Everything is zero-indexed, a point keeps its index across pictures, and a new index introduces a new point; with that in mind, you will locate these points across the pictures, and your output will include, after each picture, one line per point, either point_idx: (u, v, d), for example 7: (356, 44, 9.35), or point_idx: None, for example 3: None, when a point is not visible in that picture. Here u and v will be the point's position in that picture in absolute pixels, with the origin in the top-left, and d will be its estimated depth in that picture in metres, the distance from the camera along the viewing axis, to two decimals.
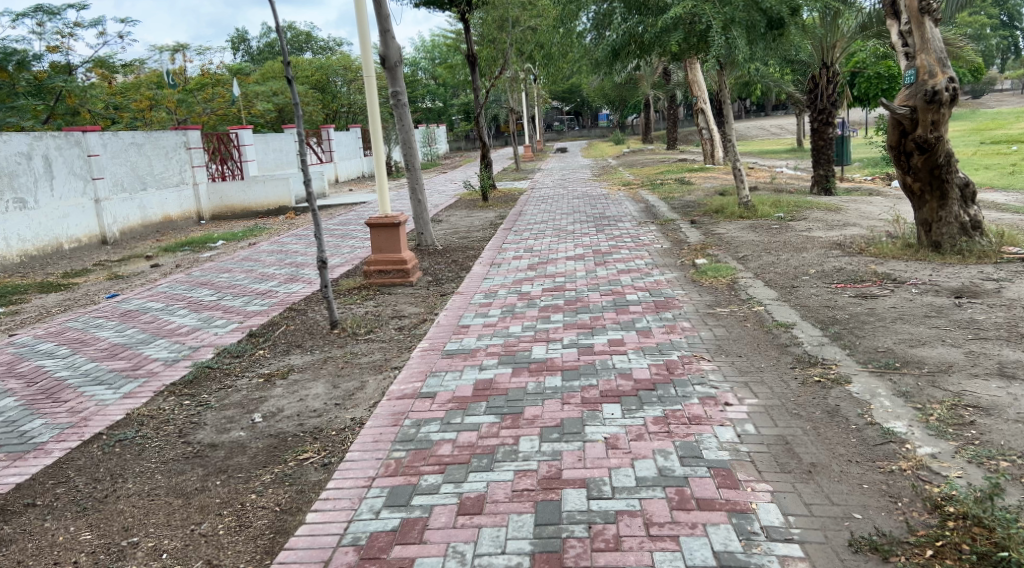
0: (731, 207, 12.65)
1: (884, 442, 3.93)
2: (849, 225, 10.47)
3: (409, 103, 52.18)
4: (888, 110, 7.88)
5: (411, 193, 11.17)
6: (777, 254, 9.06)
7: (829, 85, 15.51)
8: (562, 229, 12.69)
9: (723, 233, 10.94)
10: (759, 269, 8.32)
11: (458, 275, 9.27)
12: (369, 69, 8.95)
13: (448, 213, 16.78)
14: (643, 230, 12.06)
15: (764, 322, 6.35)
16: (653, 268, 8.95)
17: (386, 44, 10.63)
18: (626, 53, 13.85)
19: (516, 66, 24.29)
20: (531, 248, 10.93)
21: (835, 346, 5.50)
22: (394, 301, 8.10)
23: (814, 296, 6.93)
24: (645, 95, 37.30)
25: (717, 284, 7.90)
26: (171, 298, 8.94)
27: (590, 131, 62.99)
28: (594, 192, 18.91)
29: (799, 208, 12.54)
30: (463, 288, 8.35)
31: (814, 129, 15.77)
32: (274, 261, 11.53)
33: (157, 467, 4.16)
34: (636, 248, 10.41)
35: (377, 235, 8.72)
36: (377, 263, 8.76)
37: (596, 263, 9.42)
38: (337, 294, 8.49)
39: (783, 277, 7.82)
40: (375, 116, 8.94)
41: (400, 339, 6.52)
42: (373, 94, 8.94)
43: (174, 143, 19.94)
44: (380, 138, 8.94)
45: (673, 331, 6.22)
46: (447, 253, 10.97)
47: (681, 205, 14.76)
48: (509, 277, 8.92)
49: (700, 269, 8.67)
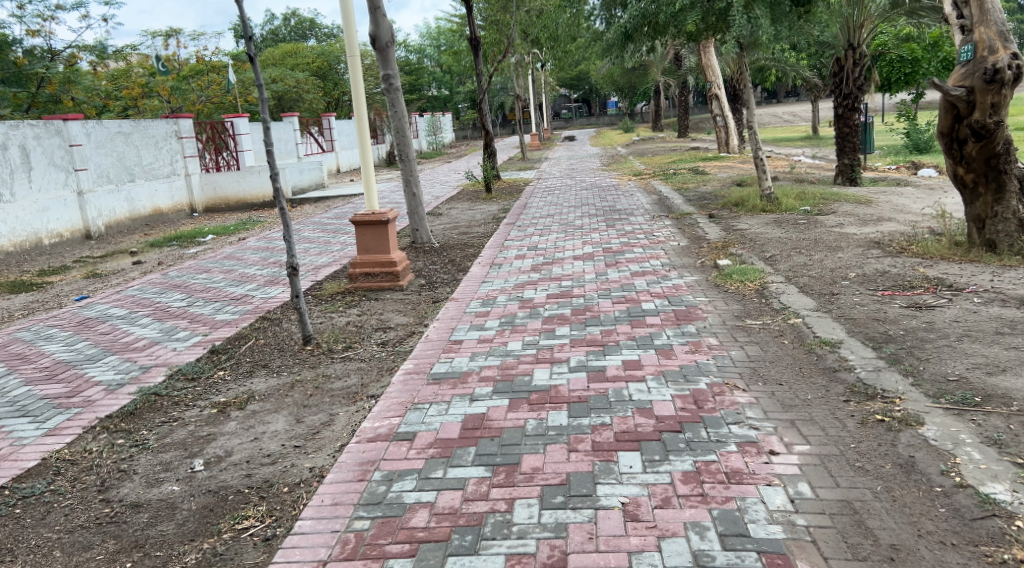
0: (751, 199, 11.77)
1: (986, 515, 3.08)
2: (885, 221, 9.56)
3: (414, 91, 51.21)
4: (941, 91, 6.93)
5: (405, 186, 10.29)
6: (808, 254, 8.16)
7: (855, 68, 14.52)
8: (569, 224, 11.81)
9: (744, 229, 10.04)
10: (790, 273, 7.43)
11: (454, 278, 8.41)
12: (354, 51, 8.05)
13: (450, 205, 15.93)
14: (657, 225, 11.18)
15: (804, 339, 5.47)
16: (671, 270, 8.08)
17: (376, 23, 9.70)
18: (639, 35, 12.94)
19: (523, 51, 23.31)
20: (536, 246, 10.06)
21: (894, 371, 4.61)
22: (381, 309, 7.24)
23: (859, 306, 6.03)
24: (655, 81, 36.26)
25: (745, 290, 7.01)
26: (138, 304, 8.08)
27: (598, 118, 61.98)
28: (603, 182, 18.02)
29: (825, 200, 11.63)
30: (458, 294, 7.49)
31: (839, 116, 14.82)
32: (258, 260, 10.66)
33: (60, 539, 3.33)
34: (650, 247, 9.52)
35: (363, 234, 7.85)
36: (364, 265, 7.88)
37: (608, 263, 8.55)
38: (318, 300, 7.64)
39: (819, 283, 6.93)
40: (359, 103, 8.04)
41: (383, 358, 5.66)
42: (358, 79, 8.04)
43: (164, 131, 19.11)
44: (366, 126, 8.04)
45: (697, 351, 5.34)
46: (445, 251, 10.11)
47: (697, 197, 13.87)
48: (510, 280, 8.05)
49: (722, 272, 7.78)
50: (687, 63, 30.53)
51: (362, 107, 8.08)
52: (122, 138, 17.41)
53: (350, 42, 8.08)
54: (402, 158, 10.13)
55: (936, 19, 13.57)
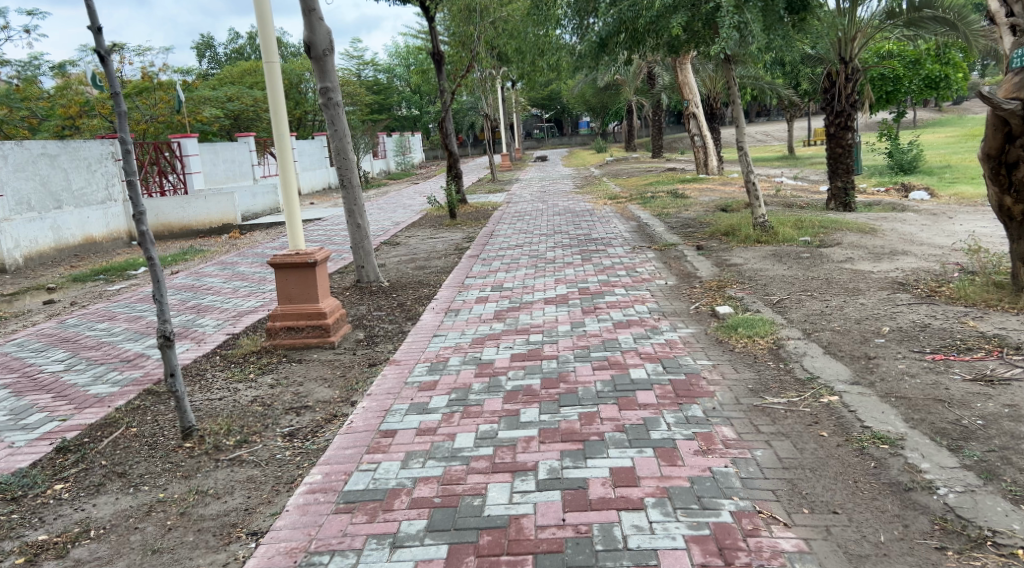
0: (743, 228, 10.51)
1: None
2: (900, 255, 8.31)
3: (382, 111, 49.81)
4: (989, 106, 5.68)
5: (348, 216, 8.83)
6: (822, 298, 6.86)
7: (848, 83, 13.33)
8: (540, 257, 10.45)
9: (739, 265, 8.74)
10: (807, 325, 6.10)
11: (401, 329, 6.99)
12: (270, 55, 6.67)
13: (409, 233, 14.52)
14: (638, 258, 9.86)
15: (850, 430, 4.09)
16: (661, 318, 6.72)
17: (310, 28, 8.32)
18: (615, 45, 11.68)
19: (489, 68, 22.05)
20: (502, 285, 8.66)
21: (997, 495, 3.30)
22: (304, 375, 5.78)
23: (912, 377, 4.67)
24: (628, 99, 35.19)
25: (755, 349, 5.63)
26: (5, 366, 6.55)
27: (571, 138, 61.06)
28: (576, 206, 16.75)
29: (825, 229, 10.39)
30: (402, 353, 6.05)
31: (830, 135, 13.67)
32: (177, 301, 9.13)
33: None
34: (632, 287, 8.17)
35: (284, 279, 6.40)
36: (286, 316, 6.39)
37: (584, 310, 7.16)
38: (227, 363, 6.15)
39: (847, 339, 5.60)
40: (279, 119, 6.68)
41: (285, 460, 4.21)
42: (277, 90, 6.68)
43: (99, 152, 17.43)
44: (288, 143, 6.65)
45: (709, 450, 3.95)
46: (394, 291, 8.68)
47: (680, 224, 12.64)
48: (468, 333, 6.63)
49: (723, 322, 6.43)
50: (661, 81, 29.49)
51: (284, 124, 6.73)
52: (45, 160, 15.79)
53: (266, 45, 6.69)
54: (342, 183, 8.70)
55: (938, 30, 12.47)
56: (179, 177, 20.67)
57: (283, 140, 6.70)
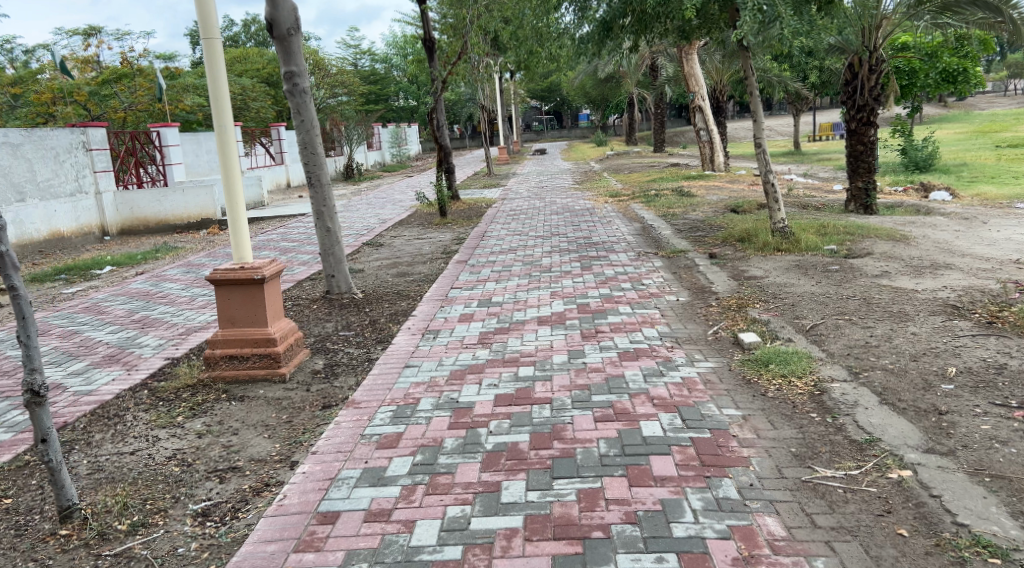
0: (760, 234, 9.49)
1: None
2: (945, 270, 7.29)
3: (379, 103, 48.78)
4: None
5: (316, 218, 7.76)
6: (864, 323, 5.83)
7: (870, 75, 12.32)
8: (535, 264, 9.41)
9: (758, 279, 7.74)
10: (853, 361, 5.06)
11: (370, 355, 5.96)
12: (209, 30, 5.41)
13: (395, 233, 13.48)
14: (644, 266, 8.83)
15: (939, 529, 3.12)
16: (675, 347, 5.70)
17: (273, 4, 7.25)
18: (622, 29, 10.70)
19: (484, 57, 21.01)
20: (491, 299, 7.63)
21: None
22: (243, 418, 4.77)
23: (1004, 445, 3.68)
24: (631, 92, 34.17)
25: (794, 394, 4.61)
26: None
27: (570, 132, 60.07)
28: (575, 204, 15.74)
29: (852, 236, 9.37)
30: (364, 391, 5.02)
31: (851, 130, 12.66)
32: (125, 312, 8.10)
33: None
34: (639, 304, 7.13)
35: (224, 298, 5.36)
36: (227, 342, 5.36)
37: (584, 334, 6.11)
38: (154, 399, 5.13)
39: (907, 382, 4.57)
40: (221, 108, 5.49)
41: (188, 559, 3.21)
42: (218, 74, 5.44)
43: (68, 142, 16.30)
44: (231, 138, 5.54)
45: (754, 560, 2.99)
46: (368, 305, 7.64)
47: (688, 226, 11.64)
48: (446, 363, 5.60)
49: (750, 354, 5.40)
50: (664, 73, 28.47)
51: (226, 114, 5.53)
52: (8, 150, 14.69)
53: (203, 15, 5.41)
54: (311, 181, 7.67)
55: (973, 16, 11.44)
56: (159, 168, 20.03)
57: (226, 133, 5.51)
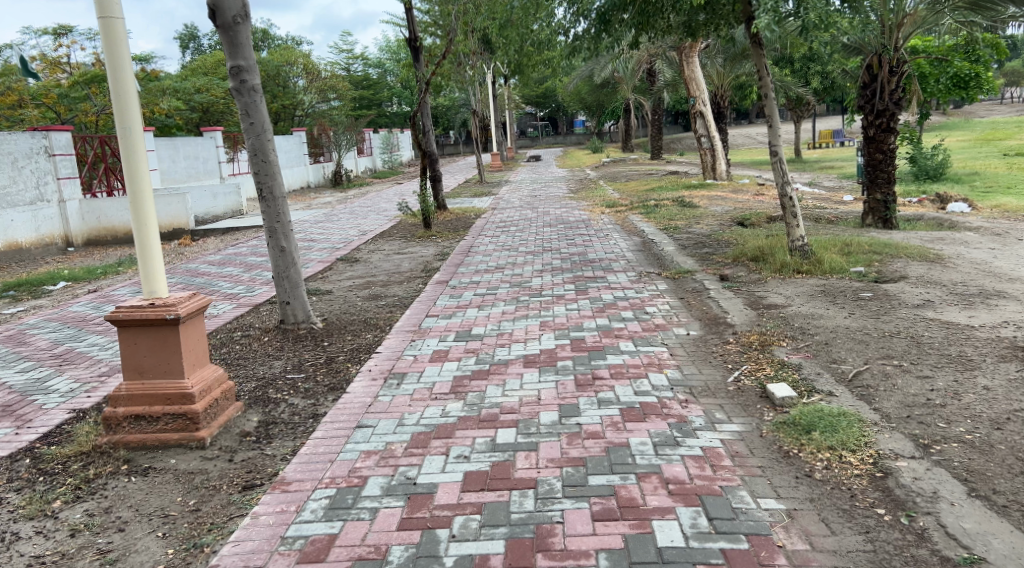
0: (775, 253, 8.46)
1: None
2: (998, 301, 6.28)
3: (371, 108, 47.79)
4: None
5: (269, 236, 6.70)
6: (920, 371, 4.80)
7: (891, 77, 11.24)
8: (523, 285, 8.37)
9: (780, 308, 6.70)
10: (917, 427, 4.02)
11: (318, 408, 4.91)
12: (106, 6, 4.24)
13: (374, 246, 12.42)
14: (647, 290, 7.79)
15: None
16: (690, 402, 4.66)
17: None
18: (621, 23, 9.65)
19: (475, 59, 19.97)
20: (472, 331, 6.57)
21: None
22: (139, 503, 3.70)
23: None
24: (627, 98, 33.24)
25: (852, 478, 3.58)
26: None
27: (566, 138, 59.14)
28: (569, 215, 14.72)
29: (879, 255, 8.35)
30: (301, 465, 3.97)
31: (869, 138, 11.65)
32: (50, 341, 7.03)
33: None
34: (643, 339, 6.06)
35: (127, 342, 4.30)
36: (132, 398, 4.29)
37: (579, 382, 5.05)
38: (34, 471, 4.05)
39: (999, 465, 3.55)
40: (123, 106, 4.35)
41: None
42: (121, 63, 4.30)
43: (28, 146, 15.17)
44: (139, 145, 4.42)
45: None
46: (328, 338, 6.59)
47: (693, 242, 10.63)
48: (409, 421, 4.53)
49: (785, 414, 4.36)
50: (661, 78, 27.53)
51: (132, 113, 4.40)
52: None
53: None
54: (262, 194, 6.62)
55: (1006, 12, 10.41)
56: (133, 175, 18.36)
57: (131, 137, 4.38)
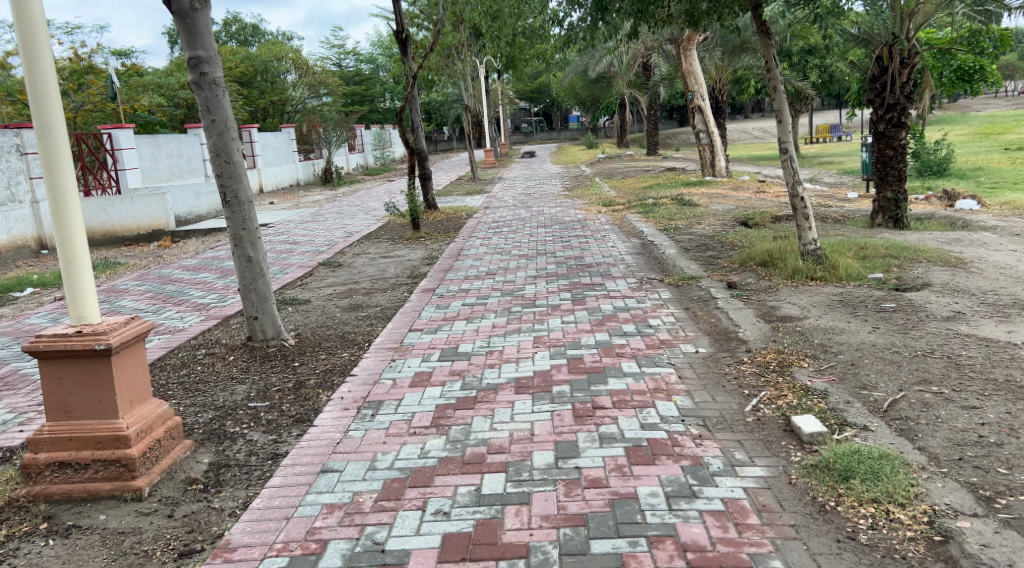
0: (786, 258, 7.86)
1: None
2: None
3: (363, 104, 47.07)
4: None
5: (234, 244, 6.08)
6: (966, 399, 4.22)
7: (902, 69, 10.62)
8: (515, 294, 7.76)
9: (796, 320, 6.12)
10: (973, 474, 3.43)
11: (281, 445, 4.31)
12: None
13: (360, 249, 11.80)
14: (648, 299, 7.20)
15: None
16: (704, 438, 4.08)
17: None
18: (620, 12, 9.00)
19: (465, 53, 19.33)
20: (458, 348, 5.96)
21: None
22: None
23: None
24: (622, 93, 32.63)
25: (905, 544, 3.02)
26: None
27: (560, 133, 58.53)
28: (564, 215, 14.13)
29: (897, 260, 7.77)
30: (252, 525, 3.39)
31: (879, 133, 11.05)
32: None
33: None
34: (647, 358, 5.48)
35: (50, 377, 3.69)
36: (57, 442, 3.70)
37: (577, 413, 4.46)
38: None
39: None
40: (41, 102, 3.69)
41: None
42: (38, 50, 3.66)
43: None
44: (61, 148, 3.76)
45: None
46: (299, 356, 5.99)
47: (695, 244, 10.04)
48: (380, 464, 3.94)
49: (816, 455, 3.78)
50: (657, 72, 26.93)
51: (53, 111, 3.74)
52: None
53: None
54: (226, 199, 6.01)
55: None
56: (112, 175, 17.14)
57: (51, 138, 3.72)
